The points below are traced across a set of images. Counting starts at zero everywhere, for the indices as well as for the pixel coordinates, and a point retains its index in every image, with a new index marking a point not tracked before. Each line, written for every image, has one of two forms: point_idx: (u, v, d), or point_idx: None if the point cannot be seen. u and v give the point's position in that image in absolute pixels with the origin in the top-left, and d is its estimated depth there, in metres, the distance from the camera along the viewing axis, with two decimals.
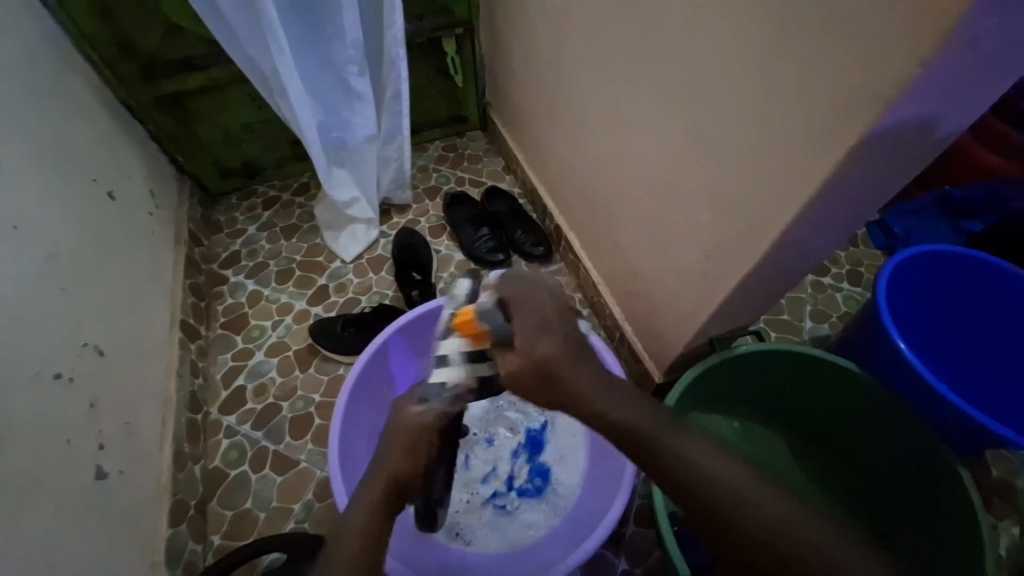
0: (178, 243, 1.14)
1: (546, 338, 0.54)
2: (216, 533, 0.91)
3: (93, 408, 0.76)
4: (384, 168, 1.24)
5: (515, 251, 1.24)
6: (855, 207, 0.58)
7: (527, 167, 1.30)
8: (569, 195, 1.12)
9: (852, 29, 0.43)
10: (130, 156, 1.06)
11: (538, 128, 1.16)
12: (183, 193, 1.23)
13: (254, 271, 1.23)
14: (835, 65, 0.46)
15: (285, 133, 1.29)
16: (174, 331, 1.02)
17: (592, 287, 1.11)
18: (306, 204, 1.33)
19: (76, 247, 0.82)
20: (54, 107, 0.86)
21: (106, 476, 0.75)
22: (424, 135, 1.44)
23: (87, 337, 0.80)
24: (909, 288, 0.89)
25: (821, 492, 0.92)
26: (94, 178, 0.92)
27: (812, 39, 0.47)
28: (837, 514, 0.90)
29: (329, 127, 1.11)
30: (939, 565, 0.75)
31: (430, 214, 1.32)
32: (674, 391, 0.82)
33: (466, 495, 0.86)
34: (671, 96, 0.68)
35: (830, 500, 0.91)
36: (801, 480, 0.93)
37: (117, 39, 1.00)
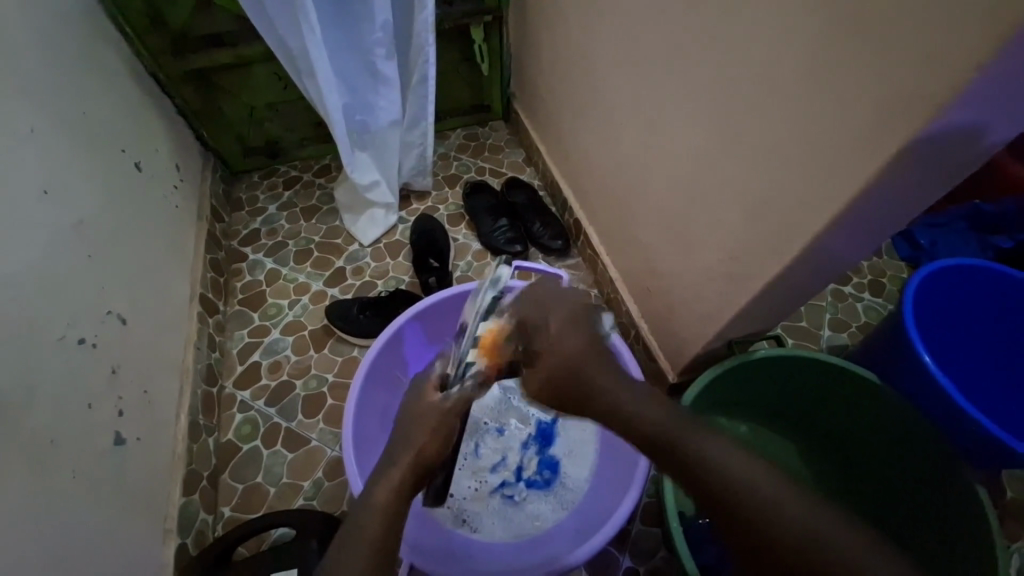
0: (200, 218, 1.15)
1: (558, 342, 0.64)
2: (226, 505, 0.92)
3: (113, 375, 0.78)
4: (407, 153, 1.23)
5: (532, 244, 1.23)
6: (892, 213, 0.57)
7: (549, 159, 1.29)
8: (591, 189, 1.11)
9: (906, 28, 0.42)
10: (158, 130, 1.07)
11: (563, 120, 1.15)
12: (207, 169, 1.24)
13: (273, 249, 1.23)
14: (885, 65, 0.44)
15: (309, 114, 1.29)
16: (193, 305, 1.03)
17: (609, 283, 1.10)
18: (327, 185, 1.34)
19: (103, 216, 0.83)
20: (87, 76, 0.87)
21: (123, 442, 0.76)
22: (446, 122, 1.44)
23: (111, 305, 0.81)
24: (936, 300, 0.87)
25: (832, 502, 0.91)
26: (123, 149, 0.93)
27: (861, 38, 0.46)
28: None
29: (355, 109, 1.10)
30: None
31: (449, 202, 1.32)
32: (690, 391, 0.81)
33: (475, 483, 0.86)
34: (706, 91, 0.67)
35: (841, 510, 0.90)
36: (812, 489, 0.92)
37: (150, 11, 1.01)
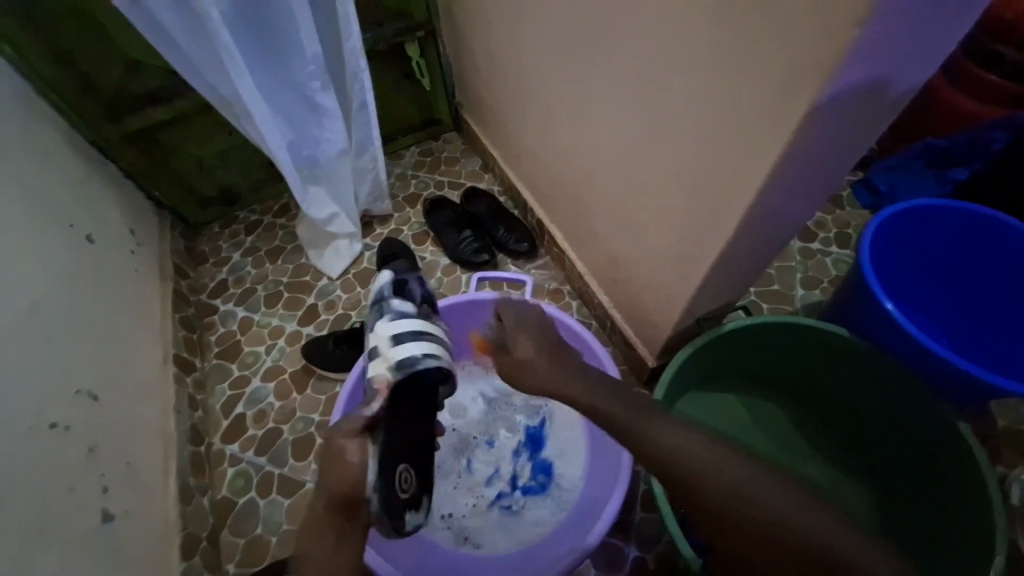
0: (163, 279, 1.14)
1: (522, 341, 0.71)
2: (230, 562, 0.92)
3: (91, 453, 0.76)
4: (361, 180, 1.23)
5: (500, 250, 1.23)
6: (820, 174, 0.58)
7: (504, 163, 1.29)
8: (546, 189, 1.12)
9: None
10: (106, 198, 1.06)
11: (509, 124, 1.15)
12: (164, 228, 1.23)
13: (242, 297, 1.23)
14: (782, 32, 0.45)
15: (258, 157, 1.28)
16: (167, 367, 1.02)
17: (579, 278, 1.10)
18: (288, 225, 1.33)
19: (58, 295, 0.82)
20: (22, 156, 0.86)
21: (111, 518, 0.75)
22: (398, 142, 1.43)
23: (79, 383, 0.80)
24: (895, 245, 0.88)
25: (827, 458, 0.92)
26: (71, 224, 0.92)
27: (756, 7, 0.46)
28: (846, 478, 0.90)
29: (300, 145, 1.10)
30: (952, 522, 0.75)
31: (412, 222, 1.32)
32: (665, 374, 0.81)
33: (472, 499, 0.86)
34: (629, 80, 0.67)
35: (838, 465, 0.91)
36: (806, 448, 0.93)
37: (76, 81, 1.00)
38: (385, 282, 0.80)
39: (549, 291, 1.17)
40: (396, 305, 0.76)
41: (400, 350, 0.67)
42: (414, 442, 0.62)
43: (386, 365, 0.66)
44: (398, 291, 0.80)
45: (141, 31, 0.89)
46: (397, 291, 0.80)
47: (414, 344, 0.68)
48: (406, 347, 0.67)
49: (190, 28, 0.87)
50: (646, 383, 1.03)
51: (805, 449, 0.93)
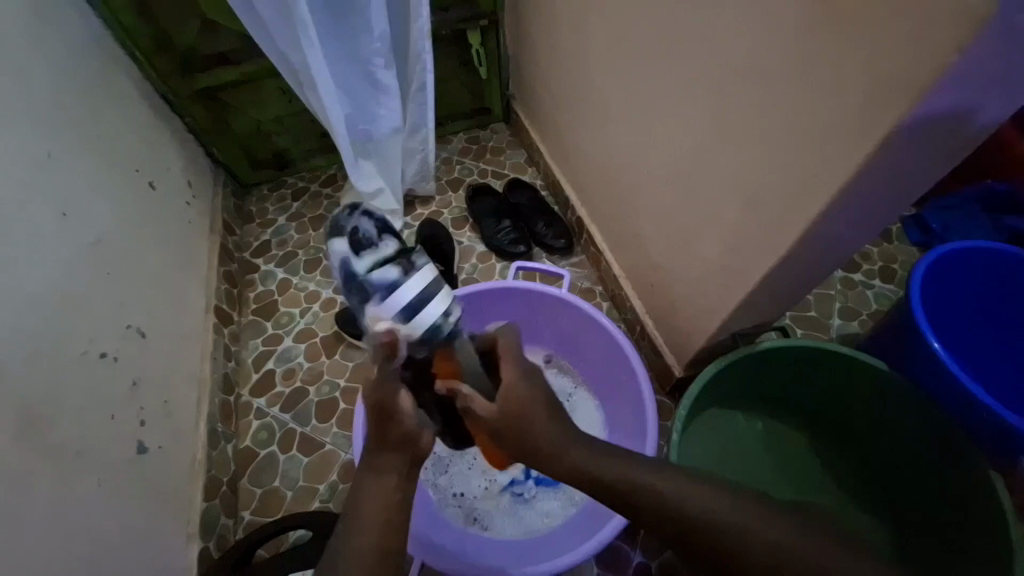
0: (212, 233, 1.18)
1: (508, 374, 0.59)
2: (246, 509, 0.95)
3: (135, 385, 0.80)
4: (409, 160, 1.26)
5: (536, 244, 1.24)
6: (886, 201, 0.57)
7: (550, 158, 1.30)
8: (591, 188, 1.12)
9: (886, 16, 0.42)
10: (169, 148, 1.10)
11: (561, 119, 1.16)
12: (217, 184, 1.28)
13: (283, 259, 1.27)
14: (872, 50, 0.44)
15: (314, 126, 1.32)
16: (209, 316, 1.06)
17: (613, 280, 1.11)
18: (333, 195, 1.37)
19: (118, 233, 0.86)
20: (99, 99, 0.90)
21: (146, 451, 0.79)
22: (448, 127, 1.45)
23: (130, 319, 0.83)
24: (945, 284, 0.86)
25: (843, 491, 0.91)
26: (136, 168, 0.96)
27: (846, 24, 0.46)
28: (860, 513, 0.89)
29: (357, 119, 1.12)
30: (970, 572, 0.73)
31: (453, 206, 1.33)
32: (692, 387, 0.81)
33: (485, 482, 0.88)
34: (698, 86, 0.67)
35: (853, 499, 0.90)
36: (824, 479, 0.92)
37: (156, 34, 1.04)
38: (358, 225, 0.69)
39: (581, 290, 1.18)
40: (367, 261, 0.65)
41: (436, 302, 0.63)
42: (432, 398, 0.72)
43: (414, 324, 0.62)
44: (361, 238, 0.67)
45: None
46: (355, 239, 0.67)
47: (436, 304, 0.63)
48: (430, 309, 0.63)
49: None
50: (669, 393, 1.02)
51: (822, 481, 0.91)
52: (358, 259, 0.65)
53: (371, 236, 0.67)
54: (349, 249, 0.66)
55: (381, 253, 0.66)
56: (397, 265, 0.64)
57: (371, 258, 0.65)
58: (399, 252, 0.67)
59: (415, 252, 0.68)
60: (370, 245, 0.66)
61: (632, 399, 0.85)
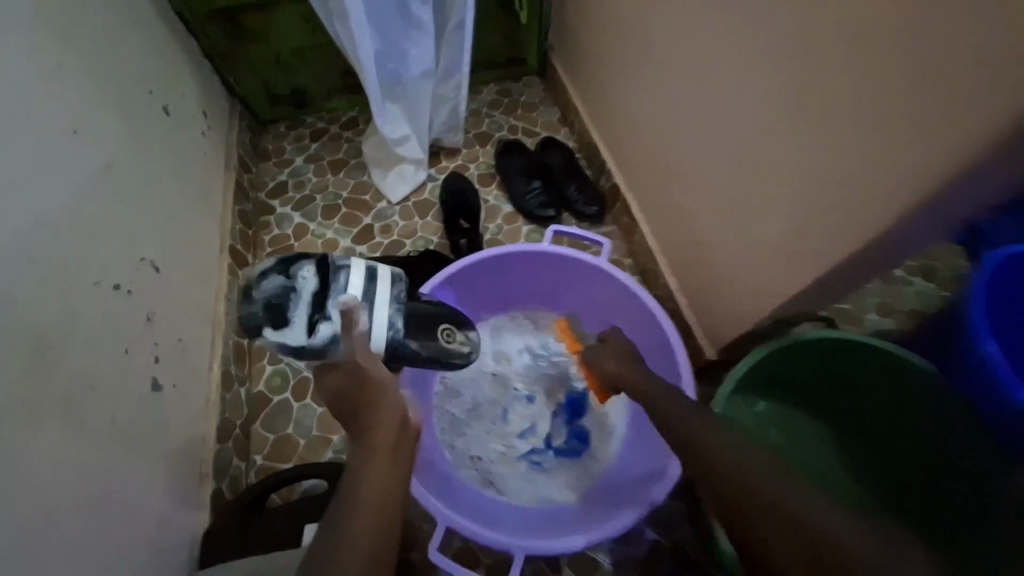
0: (228, 168, 1.13)
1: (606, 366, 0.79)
2: (259, 454, 0.94)
3: (149, 321, 0.77)
4: (439, 107, 1.18)
5: (566, 209, 1.18)
6: (991, 189, 0.51)
7: (587, 119, 1.22)
8: (633, 154, 1.06)
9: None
10: (184, 72, 1.02)
11: (608, 76, 1.07)
12: (233, 116, 1.20)
13: (301, 203, 1.21)
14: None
15: (338, 62, 1.23)
16: (223, 256, 1.02)
17: (646, 253, 1.06)
18: (354, 138, 1.29)
19: (132, 159, 0.81)
20: (111, 10, 0.82)
21: (160, 389, 0.76)
22: (479, 76, 1.36)
23: (144, 252, 0.79)
24: (1005, 286, 0.81)
25: (854, 480, 0.90)
26: (151, 91, 0.89)
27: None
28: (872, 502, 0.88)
29: (386, 58, 1.04)
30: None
31: (479, 161, 1.27)
32: (729, 378, 0.79)
33: (502, 447, 0.87)
34: (784, 44, 0.60)
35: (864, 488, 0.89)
36: (835, 468, 0.91)
37: None
38: (259, 291, 0.60)
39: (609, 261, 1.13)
40: (302, 307, 0.58)
41: (381, 284, 0.62)
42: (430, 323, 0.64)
43: (376, 342, 0.60)
44: (274, 302, 0.59)
45: None
46: (269, 308, 0.59)
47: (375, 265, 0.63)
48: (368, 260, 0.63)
49: None
50: None
51: (839, 475, 0.90)
52: (289, 325, 0.57)
53: (262, 292, 0.59)
54: (274, 324, 0.58)
55: (305, 291, 0.59)
56: (303, 283, 0.60)
57: (298, 311, 0.58)
58: (321, 280, 0.60)
59: (331, 271, 0.61)
60: (273, 300, 0.59)
61: (666, 378, 0.83)
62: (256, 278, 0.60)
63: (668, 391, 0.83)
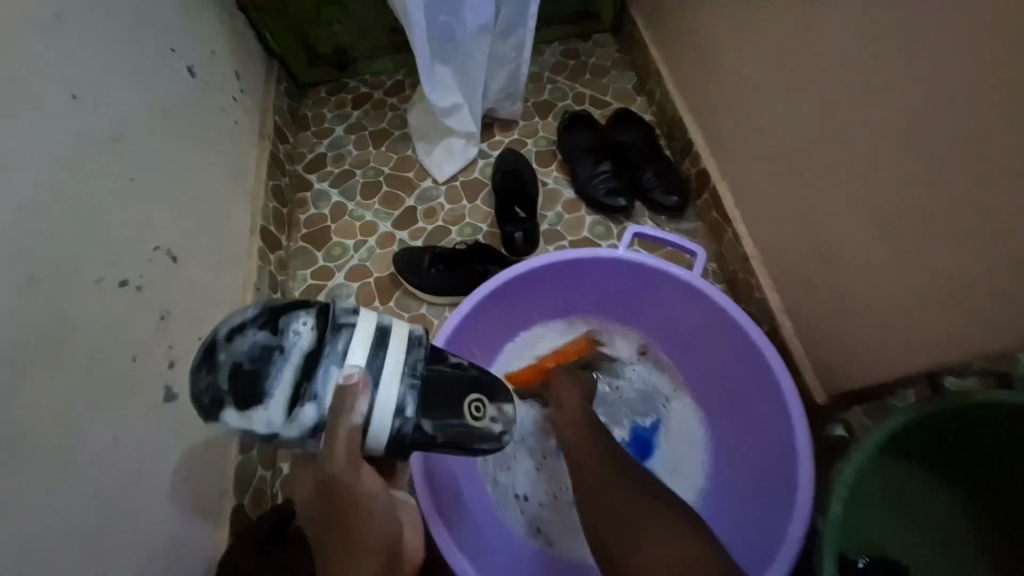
0: (262, 139, 1.02)
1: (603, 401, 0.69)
2: (285, 463, 0.87)
3: (163, 320, 0.67)
4: (496, 71, 1.00)
5: (639, 198, 1.00)
6: None
7: (672, 86, 1.00)
8: (733, 134, 0.85)
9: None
10: (213, 27, 0.90)
11: (708, 31, 0.86)
12: (270, 79, 1.08)
13: (339, 179, 1.09)
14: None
15: (384, 15, 1.07)
16: (254, 239, 0.93)
17: (739, 259, 0.87)
18: (399, 106, 1.15)
19: (145, 129, 0.70)
20: None
21: (175, 398, 0.66)
22: (542, 33, 1.16)
23: (159, 239, 0.69)
24: None
25: None
26: (172, 47, 0.78)
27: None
28: None
29: (438, 7, 0.87)
30: None
31: (539, 135, 1.09)
32: (851, 456, 0.55)
33: (554, 488, 0.74)
34: None
35: None
36: None
37: None
38: (225, 348, 0.46)
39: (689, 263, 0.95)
40: (281, 379, 0.46)
41: (395, 355, 0.48)
42: (441, 397, 0.48)
43: (376, 435, 0.47)
44: (246, 371, 0.45)
45: None
46: (238, 376, 0.45)
47: (383, 322, 0.50)
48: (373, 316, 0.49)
49: None
50: None
51: None
52: (263, 404, 0.45)
53: (229, 350, 0.46)
54: (239, 401, 0.45)
55: (290, 358, 0.46)
56: (287, 346, 0.46)
57: (276, 382, 0.45)
58: (313, 344, 0.47)
59: (328, 334, 0.47)
60: (244, 364, 0.46)
61: (767, 427, 0.68)
62: (224, 331, 0.47)
63: (781, 456, 0.65)
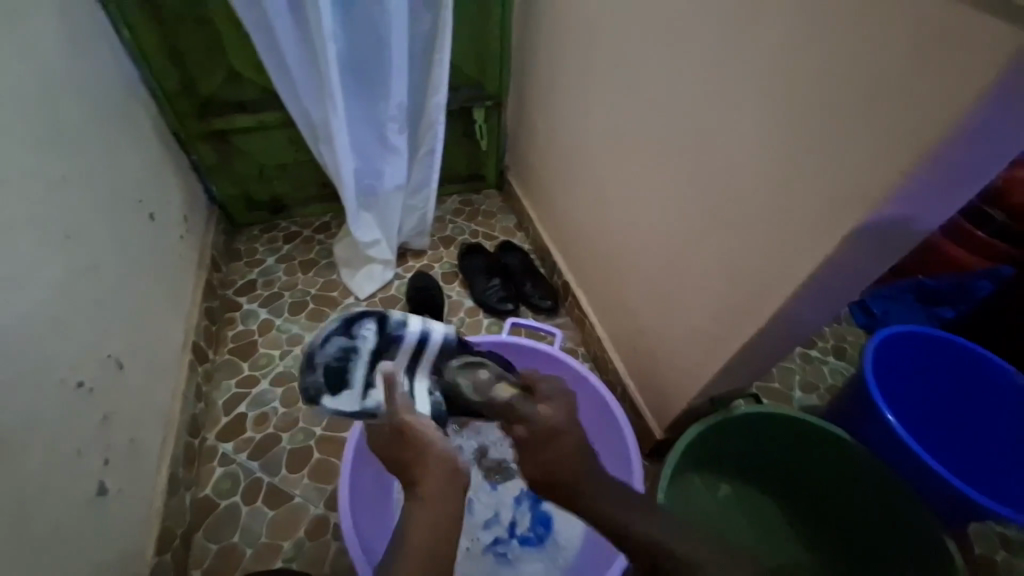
0: (200, 268, 1.18)
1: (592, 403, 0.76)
2: (198, 568, 0.88)
3: (104, 421, 0.76)
4: (408, 216, 1.31)
5: (523, 303, 1.29)
6: (847, 286, 0.66)
7: (540, 225, 1.39)
8: (580, 256, 1.21)
9: (860, 131, 0.52)
10: (171, 183, 1.11)
11: (556, 191, 1.26)
12: (210, 220, 1.28)
13: (268, 300, 1.26)
14: (852, 158, 0.53)
15: (316, 175, 1.36)
16: (185, 353, 1.03)
17: (597, 343, 1.16)
18: (326, 241, 1.39)
19: (112, 261, 0.85)
20: (114, 131, 0.93)
21: (106, 493, 0.73)
22: (444, 188, 1.53)
23: (111, 348, 0.81)
24: (892, 365, 0.97)
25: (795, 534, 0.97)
26: (139, 199, 0.97)
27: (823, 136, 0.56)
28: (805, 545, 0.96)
29: (364, 175, 1.18)
30: None
31: (443, 261, 1.38)
32: (667, 464, 0.85)
33: (467, 543, 0.88)
34: (690, 177, 0.78)
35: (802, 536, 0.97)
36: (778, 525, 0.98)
37: (183, 79, 1.10)
38: (318, 352, 0.69)
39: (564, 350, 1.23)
40: (359, 374, 0.67)
41: (427, 351, 0.71)
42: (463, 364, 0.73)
43: (422, 404, 0.68)
44: (338, 365, 0.68)
45: (260, 52, 1.00)
46: (333, 372, 0.68)
47: (416, 323, 0.71)
48: (421, 321, 0.71)
49: (306, 59, 0.98)
50: (648, 456, 1.06)
51: (775, 528, 0.98)
52: (348, 391, 0.66)
53: (321, 353, 0.69)
54: (335, 387, 0.67)
55: (362, 355, 0.68)
56: (364, 351, 0.68)
57: (356, 374, 0.67)
58: (381, 340, 0.70)
59: (394, 332, 0.70)
60: (330, 363, 0.68)
61: (616, 458, 0.91)
62: (317, 342, 0.69)
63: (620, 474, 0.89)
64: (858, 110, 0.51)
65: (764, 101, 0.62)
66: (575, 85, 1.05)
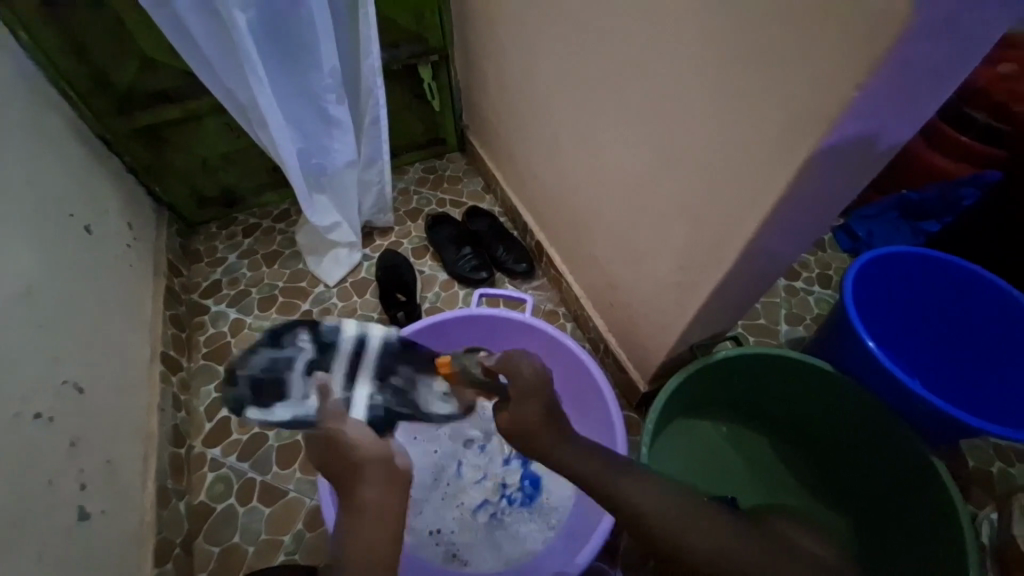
0: (157, 276, 1.13)
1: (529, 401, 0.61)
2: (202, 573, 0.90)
3: (73, 447, 0.74)
4: (366, 192, 1.24)
5: (498, 269, 1.26)
6: (813, 216, 0.62)
7: (506, 186, 1.32)
8: (547, 214, 1.16)
9: (812, 45, 0.46)
10: (106, 188, 1.05)
11: (516, 147, 1.19)
12: (161, 224, 1.22)
13: (236, 299, 1.22)
14: (805, 74, 0.48)
15: (264, 161, 1.28)
16: (155, 364, 1.01)
17: (576, 301, 1.14)
18: (288, 229, 1.33)
19: (51, 282, 0.80)
20: (29, 141, 0.86)
21: (88, 517, 0.74)
22: (404, 158, 1.45)
23: (67, 374, 0.78)
24: (873, 287, 0.94)
25: (792, 472, 0.99)
26: (71, 213, 0.91)
27: (776, 56, 0.50)
28: (804, 481, 0.98)
29: (309, 154, 1.10)
30: (893, 529, 0.86)
31: (412, 235, 1.33)
32: (650, 412, 0.83)
33: (458, 512, 0.90)
34: (642, 117, 0.72)
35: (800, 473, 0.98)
36: (776, 466, 0.99)
37: (95, 73, 1.00)
38: (252, 364, 0.67)
39: (544, 312, 1.20)
40: (298, 382, 0.65)
41: (367, 355, 0.70)
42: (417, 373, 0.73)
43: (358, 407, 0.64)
44: (268, 377, 0.66)
45: (166, 33, 0.91)
46: (262, 383, 0.65)
47: (349, 328, 0.71)
48: (356, 325, 0.71)
49: (217, 34, 0.89)
50: (636, 407, 1.06)
51: (772, 469, 0.99)
52: (286, 400, 0.63)
53: (252, 364, 0.67)
54: (269, 398, 0.64)
55: (298, 363, 0.67)
56: (295, 364, 0.66)
57: (292, 384, 0.65)
58: (318, 348, 0.68)
59: (328, 339, 0.70)
60: (259, 374, 0.66)
61: (600, 415, 0.90)
62: (242, 356, 0.68)
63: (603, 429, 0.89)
64: (804, 25, 0.46)
65: (709, 22, 0.56)
66: (515, 29, 0.97)
